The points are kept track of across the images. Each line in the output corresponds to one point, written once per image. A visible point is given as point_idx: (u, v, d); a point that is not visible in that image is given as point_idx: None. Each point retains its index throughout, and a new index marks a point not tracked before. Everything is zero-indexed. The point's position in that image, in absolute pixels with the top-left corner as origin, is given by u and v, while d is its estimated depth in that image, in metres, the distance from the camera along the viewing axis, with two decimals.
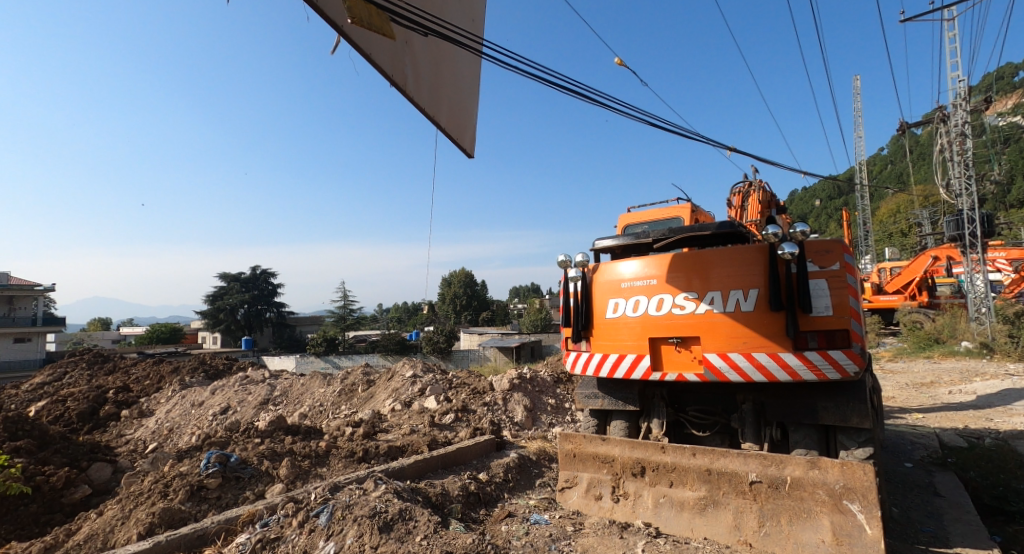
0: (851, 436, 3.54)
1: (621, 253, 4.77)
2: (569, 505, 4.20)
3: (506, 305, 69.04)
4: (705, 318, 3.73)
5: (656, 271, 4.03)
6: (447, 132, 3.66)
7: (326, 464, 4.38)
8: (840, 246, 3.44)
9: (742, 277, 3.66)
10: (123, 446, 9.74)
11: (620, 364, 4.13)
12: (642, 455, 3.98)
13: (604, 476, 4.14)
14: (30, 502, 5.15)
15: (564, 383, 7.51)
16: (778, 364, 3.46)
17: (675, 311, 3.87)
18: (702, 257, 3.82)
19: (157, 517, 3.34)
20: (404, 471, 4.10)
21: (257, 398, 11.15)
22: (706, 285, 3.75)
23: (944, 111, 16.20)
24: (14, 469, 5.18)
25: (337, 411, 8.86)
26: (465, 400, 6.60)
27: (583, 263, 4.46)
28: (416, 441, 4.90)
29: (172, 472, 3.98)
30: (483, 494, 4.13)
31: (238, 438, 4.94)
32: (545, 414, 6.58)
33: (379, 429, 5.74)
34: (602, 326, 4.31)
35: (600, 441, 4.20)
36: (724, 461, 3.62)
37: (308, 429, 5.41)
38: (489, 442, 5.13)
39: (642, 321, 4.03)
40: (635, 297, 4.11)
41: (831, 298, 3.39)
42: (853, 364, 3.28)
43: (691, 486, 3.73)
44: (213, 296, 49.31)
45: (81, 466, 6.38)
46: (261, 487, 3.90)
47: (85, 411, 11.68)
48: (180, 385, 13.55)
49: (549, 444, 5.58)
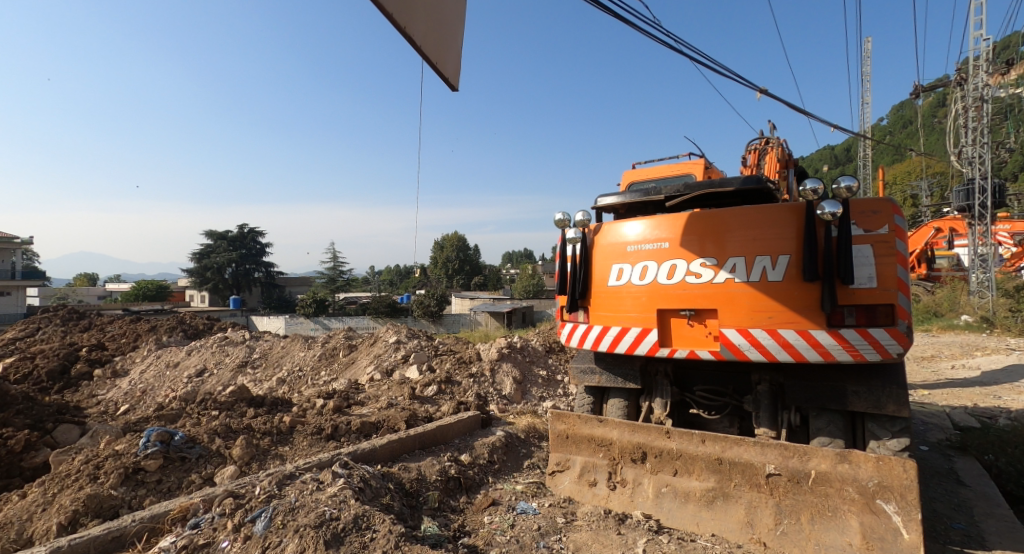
0: (884, 425, 3.04)
1: (626, 213, 4.22)
2: (560, 491, 3.80)
3: (499, 269, 68.61)
4: (724, 288, 3.20)
5: (667, 233, 3.50)
6: (422, 51, 2.97)
7: (289, 442, 3.90)
8: (890, 206, 2.86)
9: (770, 243, 3.10)
10: (93, 407, 9.29)
11: (623, 339, 3.64)
12: (643, 439, 3.54)
13: (600, 461, 3.72)
14: None
15: (555, 353, 7.07)
16: (808, 343, 2.94)
17: (688, 279, 3.34)
18: (721, 219, 3.28)
19: (83, 505, 2.93)
20: (375, 454, 3.63)
21: (236, 360, 10.67)
22: (727, 252, 3.22)
23: (962, 74, 15.40)
24: None
25: (317, 377, 8.40)
26: (450, 371, 6.14)
27: (584, 222, 3.93)
28: (393, 416, 4.44)
29: (106, 450, 3.47)
30: (464, 479, 3.71)
31: (192, 411, 4.43)
32: (536, 387, 6.12)
33: (353, 402, 5.27)
34: (603, 295, 3.79)
35: (597, 423, 3.77)
36: (738, 450, 3.18)
37: (275, 400, 4.92)
38: (474, 418, 4.68)
39: (649, 290, 3.51)
40: (642, 263, 3.57)
41: (876, 268, 2.83)
42: (897, 345, 2.76)
43: (698, 476, 3.31)
44: (200, 253, 48.22)
45: (44, 428, 6.00)
46: (209, 469, 3.42)
47: (55, 370, 11.16)
48: (157, 345, 13.04)
49: (539, 421, 5.15)
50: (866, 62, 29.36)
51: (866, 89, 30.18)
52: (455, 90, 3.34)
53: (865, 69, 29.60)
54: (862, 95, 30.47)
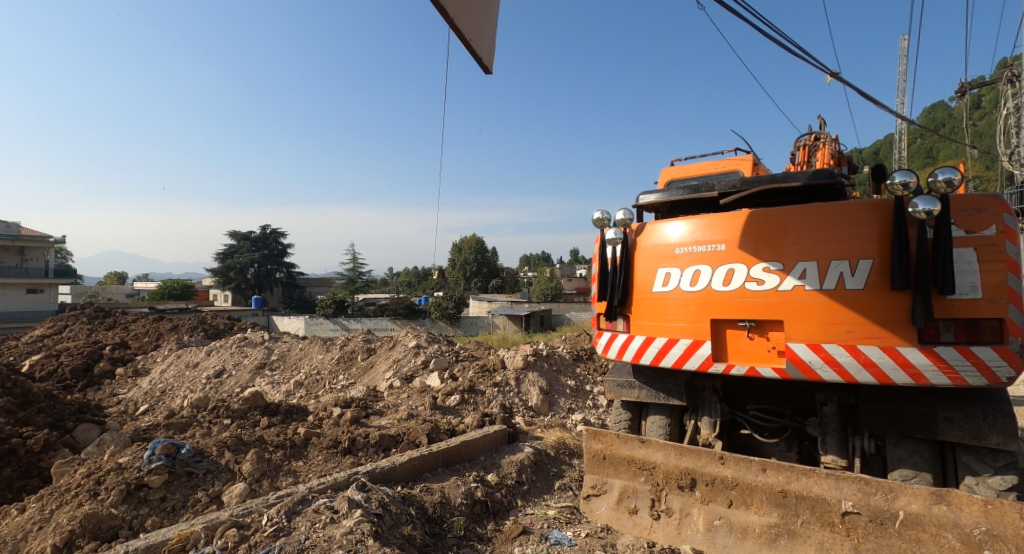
0: (984, 459, 2.60)
1: (670, 212, 3.85)
2: (596, 517, 3.44)
3: (517, 272, 68.34)
4: (791, 297, 2.81)
5: (721, 234, 3.12)
6: (456, 26, 2.65)
7: (303, 456, 3.61)
8: (999, 204, 2.43)
9: (849, 246, 2.70)
10: (113, 407, 9.22)
11: (669, 351, 3.26)
12: (692, 464, 3.16)
13: (641, 486, 3.35)
14: (4, 467, 4.67)
15: (584, 362, 6.70)
16: (895, 362, 2.53)
17: (748, 286, 2.97)
18: (787, 217, 2.90)
19: (80, 525, 2.69)
20: (395, 473, 3.31)
21: (253, 361, 10.52)
22: (795, 256, 2.83)
23: (1015, 70, 14.54)
24: None
25: (334, 381, 8.16)
26: (473, 379, 5.83)
27: (625, 222, 3.57)
28: (415, 428, 4.13)
29: (109, 463, 3.23)
30: (491, 503, 3.38)
31: (203, 419, 4.20)
32: (564, 398, 5.76)
33: (372, 411, 4.97)
34: (647, 302, 3.43)
35: (638, 443, 3.40)
36: (806, 482, 2.78)
37: (291, 408, 4.66)
38: (500, 433, 4.34)
39: (701, 297, 3.14)
40: (693, 267, 3.20)
41: (982, 276, 2.40)
42: (1008, 368, 2.33)
43: (757, 509, 2.92)
44: (224, 254, 48.86)
45: (66, 427, 5.91)
46: (217, 486, 3.15)
47: (78, 368, 11.18)
48: (177, 344, 13.01)
49: (569, 436, 4.79)
50: (903, 62, 28.27)
51: (903, 89, 29.02)
52: (488, 73, 3.05)
53: (902, 68, 28.46)
54: (899, 94, 29.27)
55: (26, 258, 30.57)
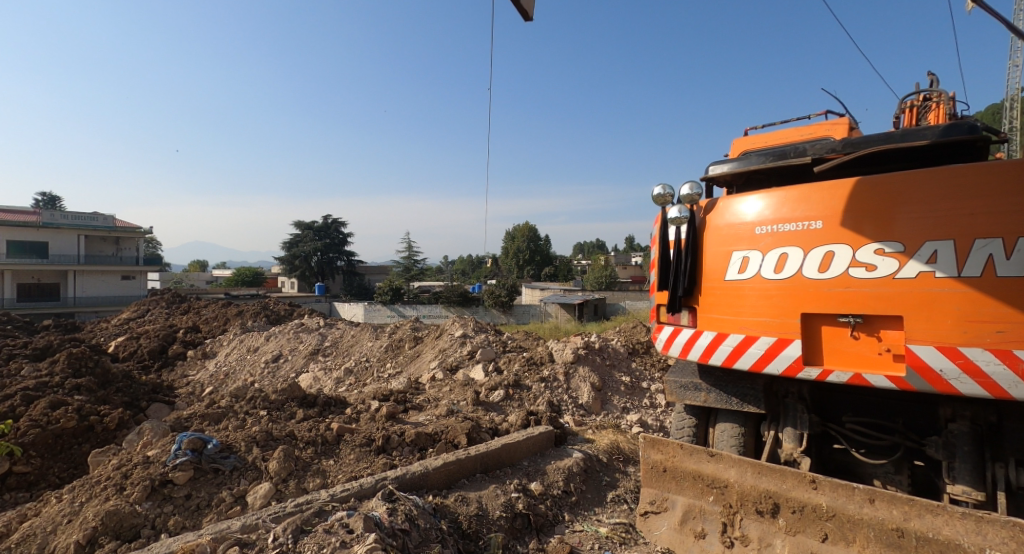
0: None
1: (746, 185, 3.26)
2: (656, 539, 2.98)
3: (571, 260, 67.33)
4: (916, 287, 2.21)
5: (817, 209, 2.53)
6: None
7: (335, 455, 3.38)
8: None
9: (1002, 219, 2.04)
10: (182, 388, 9.63)
11: (747, 351, 2.73)
12: (775, 486, 2.63)
13: (709, 507, 2.85)
14: (76, 445, 4.85)
15: (640, 357, 6.15)
16: None
17: (853, 273, 2.38)
18: (907, 186, 2.29)
19: (101, 522, 2.57)
20: (428, 479, 3.00)
21: (309, 347, 10.68)
22: (919, 235, 2.22)
23: None
24: (36, 421, 4.76)
25: (382, 369, 8.06)
26: (519, 373, 5.46)
27: (691, 197, 3.01)
28: (454, 425, 3.82)
29: (139, 456, 3.13)
30: (534, 517, 3.01)
31: (240, 410, 4.10)
32: (618, 395, 5.28)
33: (411, 406, 4.72)
34: (718, 292, 2.89)
35: (707, 457, 2.89)
36: (933, 521, 2.20)
37: (329, 400, 4.48)
38: (546, 435, 3.94)
39: (789, 286, 2.58)
40: (778, 250, 2.63)
41: None
42: None
43: (861, 549, 2.37)
44: (290, 243, 51.14)
45: (135, 407, 6.14)
46: (243, 485, 2.97)
47: (155, 349, 11.85)
48: (242, 329, 13.52)
49: (623, 440, 4.32)
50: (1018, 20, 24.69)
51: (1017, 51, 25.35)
52: (527, 21, 2.65)
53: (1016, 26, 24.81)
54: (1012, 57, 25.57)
55: (121, 248, 33.17)
